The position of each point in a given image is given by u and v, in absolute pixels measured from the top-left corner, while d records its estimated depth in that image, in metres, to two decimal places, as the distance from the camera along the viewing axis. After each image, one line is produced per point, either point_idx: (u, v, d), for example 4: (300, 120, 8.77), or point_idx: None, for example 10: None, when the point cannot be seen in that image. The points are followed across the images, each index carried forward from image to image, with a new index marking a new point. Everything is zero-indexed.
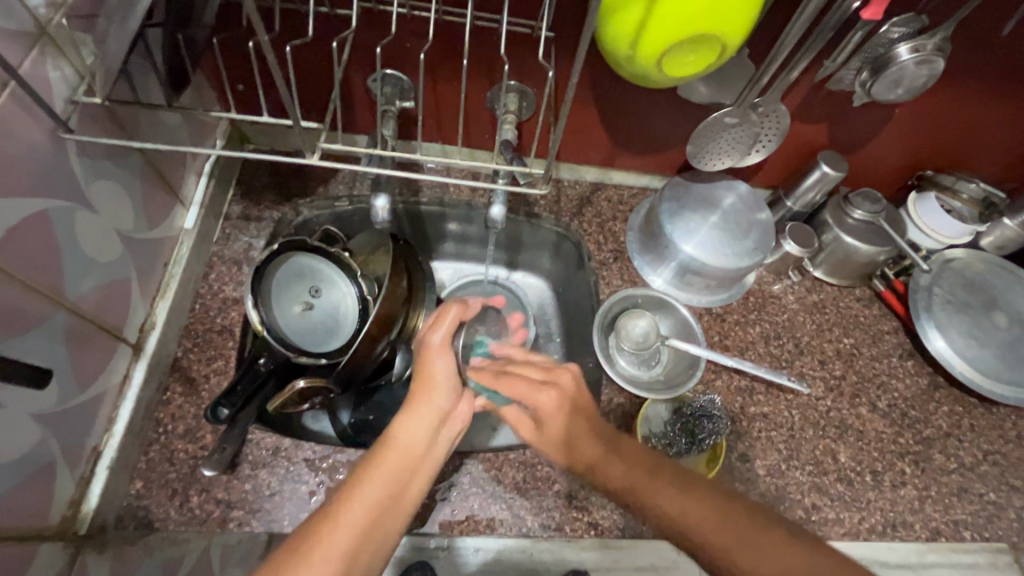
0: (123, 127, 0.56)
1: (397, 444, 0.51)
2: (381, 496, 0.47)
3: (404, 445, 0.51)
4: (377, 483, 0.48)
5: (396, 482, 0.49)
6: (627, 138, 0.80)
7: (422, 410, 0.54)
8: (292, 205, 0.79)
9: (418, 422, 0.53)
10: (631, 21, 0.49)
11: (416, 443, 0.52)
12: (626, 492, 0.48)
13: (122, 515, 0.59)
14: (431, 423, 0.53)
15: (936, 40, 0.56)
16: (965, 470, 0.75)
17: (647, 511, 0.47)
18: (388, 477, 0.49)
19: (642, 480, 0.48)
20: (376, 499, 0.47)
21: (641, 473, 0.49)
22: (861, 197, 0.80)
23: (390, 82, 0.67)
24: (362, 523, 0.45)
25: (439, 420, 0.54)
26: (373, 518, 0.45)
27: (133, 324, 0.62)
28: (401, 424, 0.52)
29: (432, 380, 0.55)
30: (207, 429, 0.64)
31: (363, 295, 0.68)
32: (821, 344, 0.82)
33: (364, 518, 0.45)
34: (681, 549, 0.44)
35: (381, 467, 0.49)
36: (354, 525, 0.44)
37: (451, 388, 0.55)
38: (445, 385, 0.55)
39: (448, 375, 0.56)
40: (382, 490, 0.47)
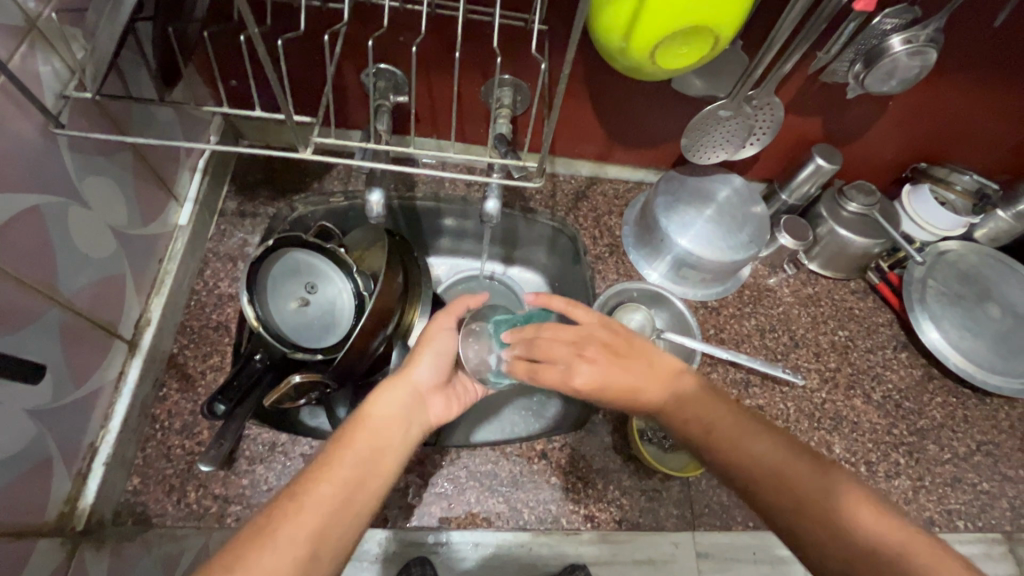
0: (115, 122, 0.55)
1: (371, 419, 0.51)
2: (353, 468, 0.47)
3: (377, 420, 0.52)
4: (349, 456, 0.47)
5: (368, 457, 0.48)
6: (622, 132, 0.80)
7: (393, 387, 0.55)
8: (286, 201, 0.79)
9: (390, 397, 0.54)
10: (624, 14, 0.49)
11: (388, 417, 0.53)
12: (707, 437, 0.48)
13: (119, 511, 0.59)
14: (403, 397, 0.55)
15: (929, 31, 0.56)
16: (958, 460, 0.75)
17: (743, 458, 0.46)
18: (360, 450, 0.48)
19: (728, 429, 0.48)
20: (348, 471, 0.46)
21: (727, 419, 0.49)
22: (856, 189, 0.80)
23: (384, 76, 0.67)
24: (331, 496, 0.44)
25: (412, 398, 0.56)
26: (344, 491, 0.45)
27: (128, 321, 0.62)
28: (374, 401, 0.53)
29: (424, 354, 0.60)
30: (203, 425, 0.64)
31: (360, 291, 0.70)
32: (816, 336, 0.82)
33: (334, 490, 0.44)
34: (766, 505, 0.44)
35: (352, 440, 0.49)
36: (325, 496, 0.44)
37: (438, 374, 0.60)
38: (426, 361, 0.59)
39: (442, 350, 0.61)
40: (354, 463, 0.47)
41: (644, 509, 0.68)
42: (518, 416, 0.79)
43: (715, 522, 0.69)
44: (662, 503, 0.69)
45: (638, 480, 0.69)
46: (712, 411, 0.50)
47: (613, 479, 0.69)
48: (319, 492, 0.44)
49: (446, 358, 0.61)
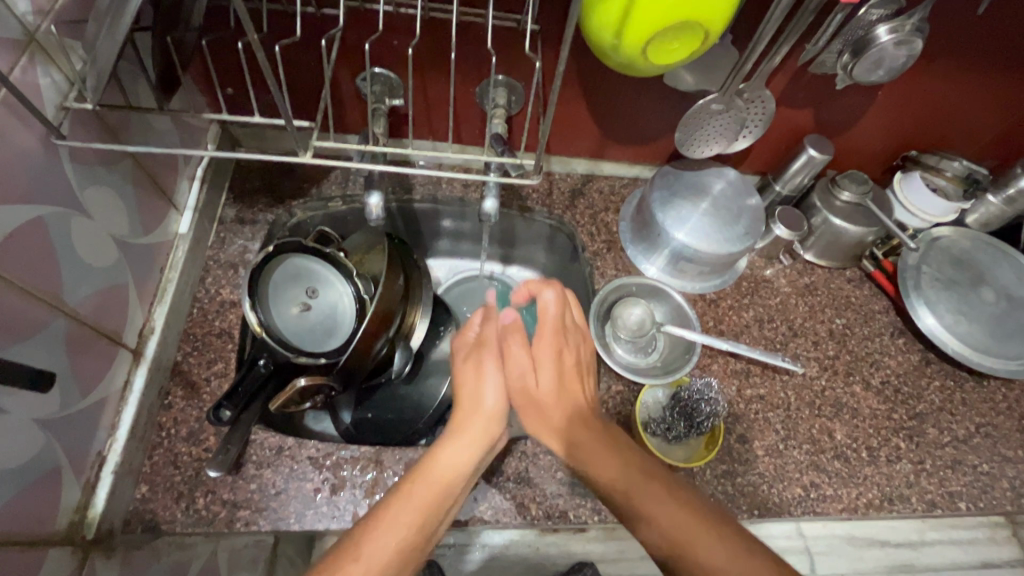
0: (114, 131, 0.56)
1: (433, 469, 0.54)
2: (414, 521, 0.50)
3: (446, 470, 0.54)
4: (416, 506, 0.51)
5: (431, 511, 0.51)
6: (616, 129, 0.81)
7: (463, 436, 0.57)
8: (285, 207, 0.80)
9: (458, 448, 0.56)
10: (616, 8, 0.49)
11: (454, 469, 0.55)
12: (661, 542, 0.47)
13: (129, 519, 0.59)
14: (471, 450, 0.57)
15: (915, 20, 0.57)
16: (958, 443, 0.76)
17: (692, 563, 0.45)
18: (426, 502, 0.51)
19: (658, 509, 0.49)
20: (410, 521, 0.50)
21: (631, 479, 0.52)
22: (848, 178, 0.82)
23: (379, 80, 0.68)
24: (393, 543, 0.48)
25: (472, 455, 0.56)
26: (406, 542, 0.49)
27: (132, 330, 0.62)
28: (445, 450, 0.56)
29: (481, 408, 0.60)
30: (210, 431, 0.64)
31: (360, 295, 0.70)
32: (814, 325, 0.83)
33: (399, 536, 0.49)
34: None
35: (420, 490, 0.52)
36: (386, 546, 0.47)
37: (496, 418, 0.60)
38: (481, 418, 0.59)
39: (497, 406, 0.61)
40: (421, 512, 0.51)
41: None
42: None
43: None
44: None
45: None
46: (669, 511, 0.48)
47: None
48: (374, 551, 0.47)
49: (502, 406, 0.61)
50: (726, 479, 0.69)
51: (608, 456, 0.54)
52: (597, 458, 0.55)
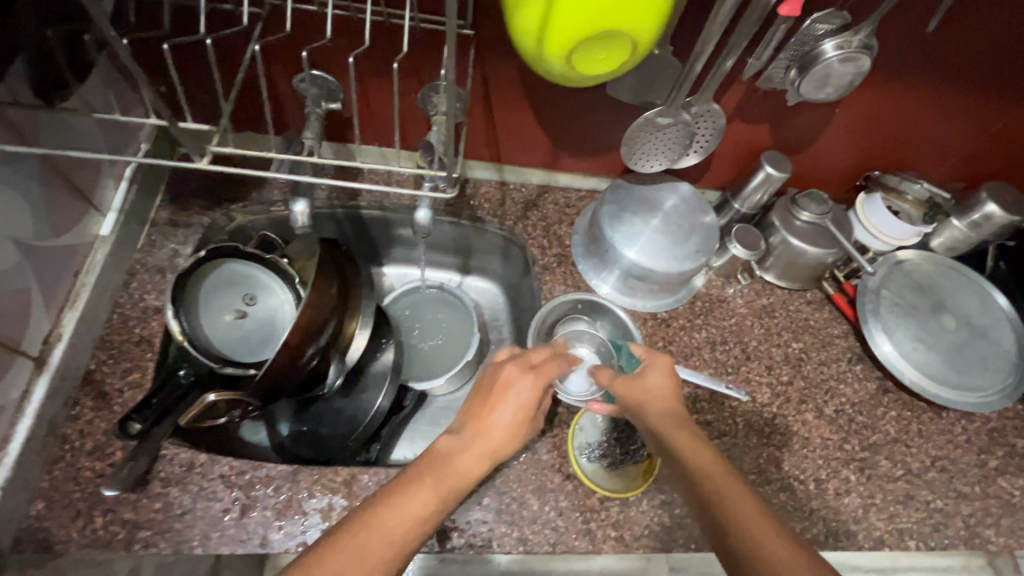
0: (14, 129, 0.53)
1: (455, 458, 0.50)
2: (433, 499, 0.47)
3: (459, 473, 0.49)
4: (420, 502, 0.46)
5: (438, 510, 0.47)
6: (568, 140, 0.78)
7: (490, 432, 0.54)
8: (223, 210, 0.78)
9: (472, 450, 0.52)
10: (534, 13, 0.47)
11: (466, 474, 0.50)
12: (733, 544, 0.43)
13: (19, 537, 0.56)
14: (484, 452, 0.52)
15: (861, 37, 0.54)
16: (911, 477, 0.73)
17: None
18: (432, 499, 0.47)
19: (724, 501, 0.46)
20: (430, 495, 0.46)
21: (713, 472, 0.49)
22: (807, 198, 0.79)
23: (316, 83, 0.64)
24: (400, 529, 0.44)
25: (483, 457, 0.52)
26: (410, 530, 0.44)
27: (34, 338, 0.59)
28: (457, 452, 0.51)
29: (506, 400, 0.56)
30: (117, 445, 0.61)
31: (298, 301, 0.73)
32: (768, 349, 0.80)
33: (413, 509, 0.45)
34: None
35: (425, 482, 0.47)
36: (413, 506, 0.45)
37: (519, 427, 0.55)
38: (502, 417, 0.55)
39: (516, 399, 0.56)
40: (430, 504, 0.46)
41: (581, 530, 0.64)
42: None
43: (656, 544, 0.64)
44: (600, 525, 0.64)
45: (576, 501, 0.65)
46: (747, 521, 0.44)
47: (549, 499, 0.65)
48: (400, 509, 0.45)
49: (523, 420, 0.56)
50: (664, 509, 0.66)
51: (697, 448, 0.52)
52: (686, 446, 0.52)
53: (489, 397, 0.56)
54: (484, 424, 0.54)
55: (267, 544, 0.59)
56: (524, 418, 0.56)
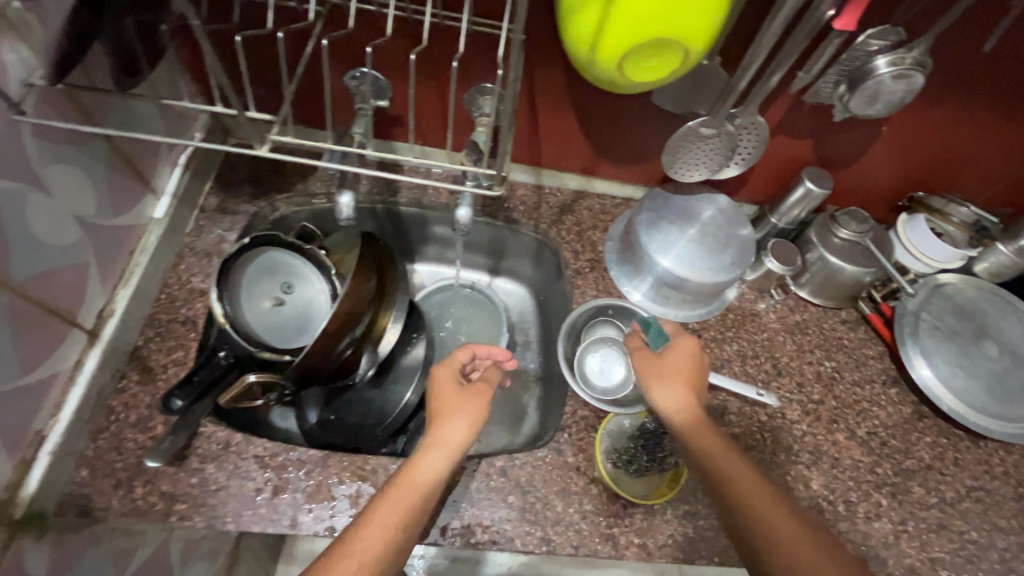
0: (85, 112, 0.56)
1: (413, 475, 0.53)
2: (399, 516, 0.50)
3: (423, 477, 0.53)
4: (394, 520, 0.49)
5: (410, 517, 0.50)
6: (607, 146, 0.79)
7: (444, 440, 0.56)
8: (268, 199, 0.80)
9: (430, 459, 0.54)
10: (590, 19, 0.47)
11: (432, 475, 0.54)
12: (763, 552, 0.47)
13: (63, 501, 0.58)
14: (448, 451, 0.56)
15: (916, 54, 0.53)
16: (944, 505, 0.71)
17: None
18: (403, 513, 0.50)
19: (759, 509, 0.49)
20: (395, 512, 0.50)
21: (747, 479, 0.51)
22: (848, 217, 0.78)
23: (366, 80, 0.65)
24: (384, 544, 0.48)
25: (447, 453, 0.55)
26: (388, 542, 0.48)
27: (90, 311, 0.62)
28: (420, 458, 0.55)
29: (450, 416, 0.58)
30: (159, 419, 0.63)
31: (333, 292, 0.75)
32: (800, 366, 0.79)
33: (386, 526, 0.49)
34: None
35: (394, 501, 0.51)
36: (383, 522, 0.49)
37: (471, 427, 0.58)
38: (455, 422, 0.58)
39: (455, 398, 0.61)
40: (400, 514, 0.50)
41: (603, 535, 0.64)
42: (488, 431, 0.85)
43: (678, 554, 0.64)
44: (623, 531, 0.64)
45: (599, 505, 0.65)
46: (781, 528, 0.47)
47: (573, 502, 0.65)
48: (377, 526, 0.49)
49: (471, 421, 0.58)
50: (688, 520, 0.65)
51: (728, 455, 0.53)
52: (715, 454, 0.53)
53: (436, 403, 0.61)
54: (438, 427, 0.58)
55: (296, 526, 0.60)
56: (473, 422, 0.58)
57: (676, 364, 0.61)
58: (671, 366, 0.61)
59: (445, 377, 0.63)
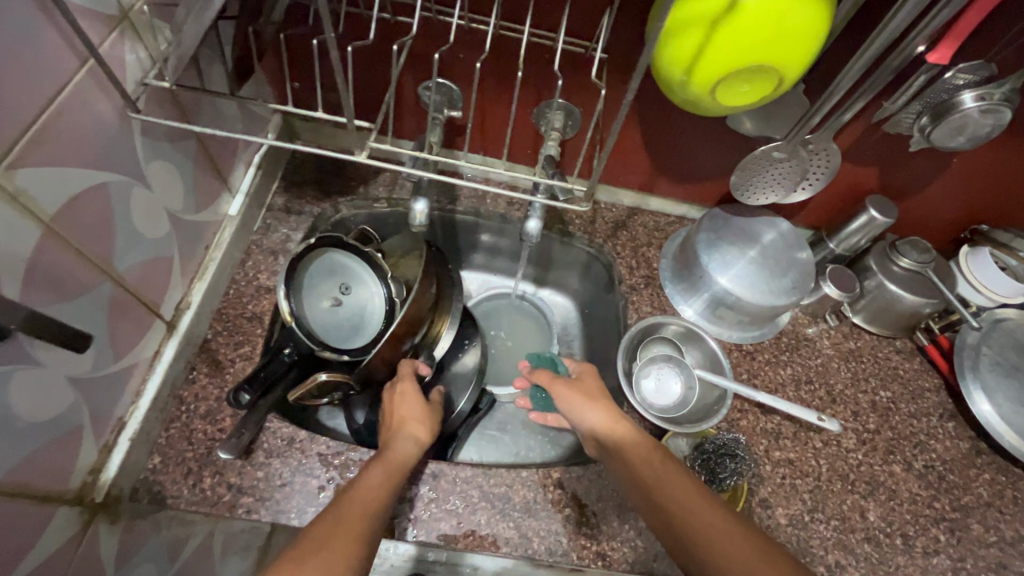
0: (184, 111, 0.58)
1: (393, 454, 0.58)
2: (383, 481, 0.53)
3: (400, 456, 0.59)
4: (381, 483, 0.53)
5: (397, 483, 0.54)
6: (669, 165, 0.80)
7: (415, 430, 0.64)
8: (331, 202, 0.82)
9: (406, 440, 0.61)
10: (688, 46, 0.49)
11: (408, 456, 0.60)
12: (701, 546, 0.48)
13: (136, 488, 0.59)
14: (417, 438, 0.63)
15: (1004, 90, 0.54)
16: (1005, 545, 0.70)
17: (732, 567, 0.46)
18: (387, 480, 0.54)
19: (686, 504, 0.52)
20: (379, 477, 0.54)
21: (672, 476, 0.54)
22: (909, 245, 0.77)
23: (440, 91, 0.68)
24: (380, 499, 0.51)
25: (417, 441, 0.62)
26: (384, 496, 0.52)
27: (170, 302, 0.63)
28: (396, 442, 0.61)
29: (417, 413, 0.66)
30: (227, 412, 0.64)
31: (389, 297, 0.70)
32: (855, 394, 0.78)
33: (374, 487, 0.52)
34: None
35: (381, 470, 0.55)
36: (372, 483, 0.53)
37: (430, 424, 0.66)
38: (421, 420, 0.66)
39: (415, 398, 0.68)
40: (390, 479, 0.54)
41: (659, 553, 0.64)
42: (534, 442, 0.86)
43: None
44: None
45: None
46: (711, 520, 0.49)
47: (629, 518, 0.65)
48: (370, 486, 0.52)
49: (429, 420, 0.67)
50: None
51: (656, 458, 0.57)
52: (645, 460, 0.57)
53: (396, 404, 0.67)
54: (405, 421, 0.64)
55: None
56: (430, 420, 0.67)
57: (596, 385, 0.68)
58: (595, 388, 0.67)
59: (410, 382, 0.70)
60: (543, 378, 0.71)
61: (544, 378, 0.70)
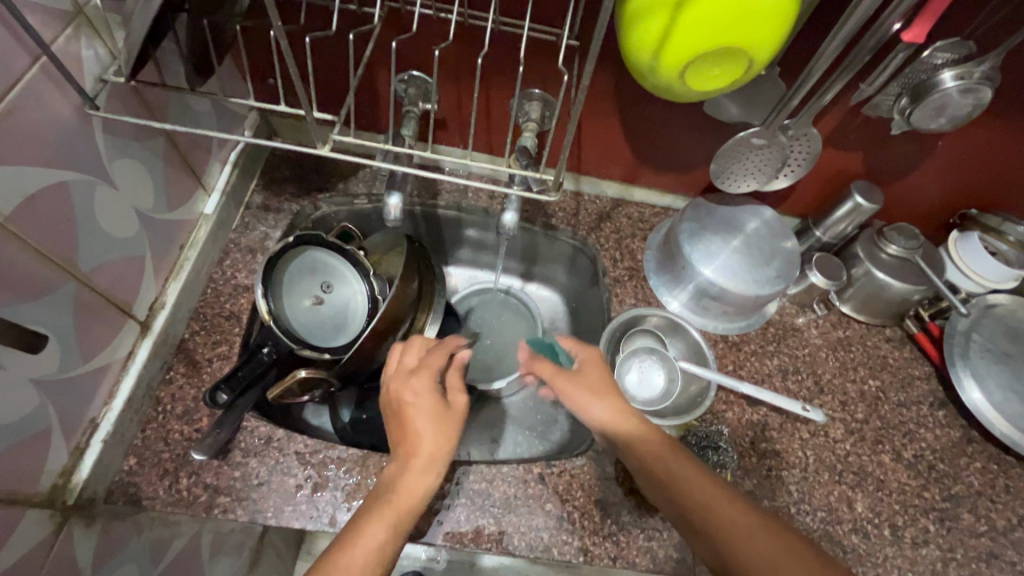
0: (151, 109, 0.57)
1: (400, 496, 0.48)
2: (380, 548, 0.45)
3: (407, 499, 0.49)
4: (378, 548, 0.45)
5: (398, 542, 0.47)
6: (651, 155, 0.79)
7: (425, 458, 0.51)
8: (311, 199, 0.81)
9: (420, 477, 0.50)
10: (654, 30, 0.48)
11: (419, 494, 0.49)
12: None
13: (112, 489, 0.59)
14: (432, 468, 0.51)
15: (984, 68, 0.52)
16: (996, 534, 0.68)
17: None
18: (386, 543, 0.46)
19: (742, 538, 0.48)
20: (378, 542, 0.46)
21: (727, 509, 0.50)
22: (896, 232, 0.76)
23: (413, 83, 0.67)
24: (379, 573, 0.44)
25: (431, 472, 0.51)
26: (381, 571, 0.45)
27: (143, 303, 0.63)
28: (401, 476, 0.50)
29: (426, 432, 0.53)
30: (204, 412, 0.64)
31: (373, 295, 0.70)
32: (844, 384, 0.77)
33: (369, 559, 0.45)
34: None
35: (376, 531, 0.46)
36: (367, 551, 0.45)
37: (450, 441, 0.53)
38: (436, 443, 0.52)
39: (431, 410, 0.54)
40: (386, 546, 0.46)
41: (642, 548, 0.63)
42: (521, 437, 0.85)
43: None
44: (662, 545, 0.63)
45: (638, 518, 0.64)
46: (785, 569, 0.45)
47: (611, 513, 0.65)
48: (361, 563, 0.44)
49: (448, 437, 0.53)
50: None
51: (709, 487, 0.52)
52: (693, 491, 0.52)
53: (409, 412, 0.54)
54: (418, 444, 0.52)
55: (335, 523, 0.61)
56: (449, 435, 0.53)
57: (599, 373, 0.63)
58: (601, 380, 0.62)
59: (426, 385, 0.56)
60: (546, 369, 0.66)
61: (545, 371, 0.65)
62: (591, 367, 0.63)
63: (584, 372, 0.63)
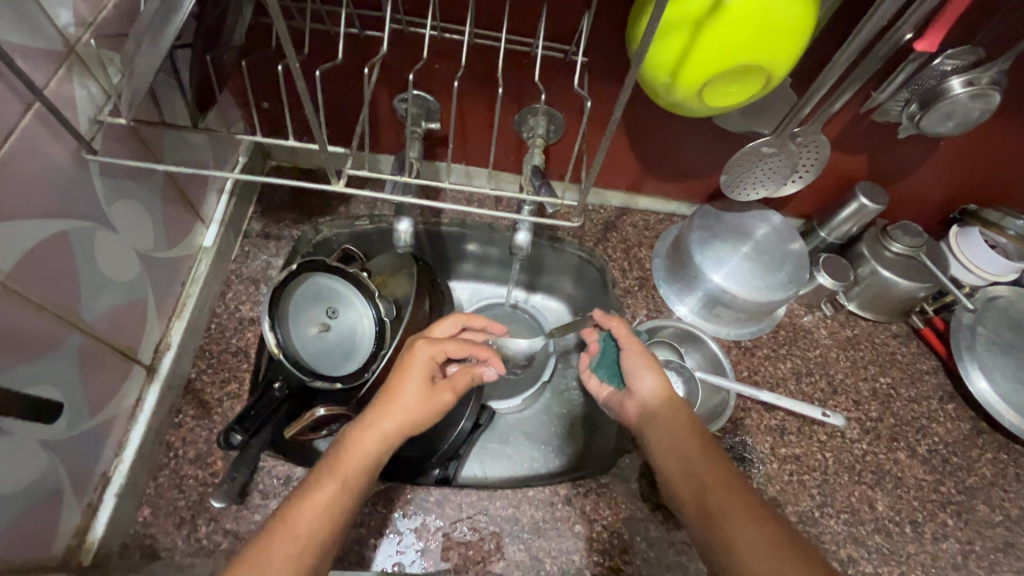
0: (147, 146, 0.54)
1: (354, 454, 0.50)
2: (328, 503, 0.47)
3: (360, 455, 0.51)
4: (323, 504, 0.47)
5: (347, 500, 0.48)
6: (656, 164, 0.78)
7: (386, 422, 0.52)
8: (312, 223, 0.78)
9: (372, 439, 0.52)
10: (673, 48, 0.47)
11: (372, 452, 0.51)
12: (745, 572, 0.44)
13: (127, 543, 0.57)
14: (390, 430, 0.52)
15: (992, 73, 0.53)
16: (1011, 524, 0.70)
17: None
18: (332, 499, 0.47)
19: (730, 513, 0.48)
20: (329, 499, 0.47)
21: (719, 486, 0.51)
22: (901, 229, 0.76)
23: (415, 102, 0.65)
24: (324, 530, 0.46)
25: (387, 437, 0.52)
26: (328, 527, 0.46)
27: (148, 346, 0.60)
28: (359, 434, 0.52)
29: (394, 400, 0.54)
30: (217, 455, 0.62)
31: (379, 317, 0.67)
32: (856, 383, 0.78)
33: (318, 514, 0.46)
34: None
35: (326, 485, 0.48)
36: (316, 506, 0.47)
37: (418, 415, 0.54)
38: (399, 411, 0.53)
39: (420, 381, 0.55)
40: (340, 498, 0.48)
41: (673, 563, 0.63)
42: (538, 453, 0.81)
43: None
44: (692, 558, 0.63)
45: (666, 532, 0.64)
46: (768, 547, 0.45)
47: (640, 529, 0.64)
48: (307, 516, 0.46)
49: (415, 409, 0.54)
50: None
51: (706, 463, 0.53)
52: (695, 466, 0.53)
53: (397, 379, 0.55)
54: (390, 407, 0.53)
55: (363, 563, 0.60)
56: (418, 407, 0.54)
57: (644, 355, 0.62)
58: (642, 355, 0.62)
59: (424, 362, 0.56)
60: (619, 328, 0.64)
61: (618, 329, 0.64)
62: (635, 358, 0.62)
63: (632, 358, 0.62)
